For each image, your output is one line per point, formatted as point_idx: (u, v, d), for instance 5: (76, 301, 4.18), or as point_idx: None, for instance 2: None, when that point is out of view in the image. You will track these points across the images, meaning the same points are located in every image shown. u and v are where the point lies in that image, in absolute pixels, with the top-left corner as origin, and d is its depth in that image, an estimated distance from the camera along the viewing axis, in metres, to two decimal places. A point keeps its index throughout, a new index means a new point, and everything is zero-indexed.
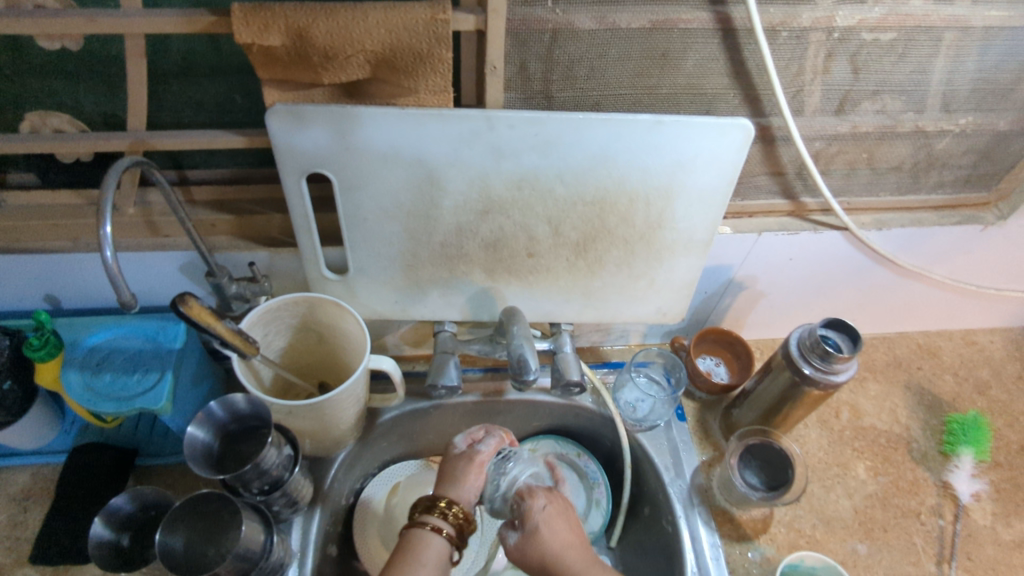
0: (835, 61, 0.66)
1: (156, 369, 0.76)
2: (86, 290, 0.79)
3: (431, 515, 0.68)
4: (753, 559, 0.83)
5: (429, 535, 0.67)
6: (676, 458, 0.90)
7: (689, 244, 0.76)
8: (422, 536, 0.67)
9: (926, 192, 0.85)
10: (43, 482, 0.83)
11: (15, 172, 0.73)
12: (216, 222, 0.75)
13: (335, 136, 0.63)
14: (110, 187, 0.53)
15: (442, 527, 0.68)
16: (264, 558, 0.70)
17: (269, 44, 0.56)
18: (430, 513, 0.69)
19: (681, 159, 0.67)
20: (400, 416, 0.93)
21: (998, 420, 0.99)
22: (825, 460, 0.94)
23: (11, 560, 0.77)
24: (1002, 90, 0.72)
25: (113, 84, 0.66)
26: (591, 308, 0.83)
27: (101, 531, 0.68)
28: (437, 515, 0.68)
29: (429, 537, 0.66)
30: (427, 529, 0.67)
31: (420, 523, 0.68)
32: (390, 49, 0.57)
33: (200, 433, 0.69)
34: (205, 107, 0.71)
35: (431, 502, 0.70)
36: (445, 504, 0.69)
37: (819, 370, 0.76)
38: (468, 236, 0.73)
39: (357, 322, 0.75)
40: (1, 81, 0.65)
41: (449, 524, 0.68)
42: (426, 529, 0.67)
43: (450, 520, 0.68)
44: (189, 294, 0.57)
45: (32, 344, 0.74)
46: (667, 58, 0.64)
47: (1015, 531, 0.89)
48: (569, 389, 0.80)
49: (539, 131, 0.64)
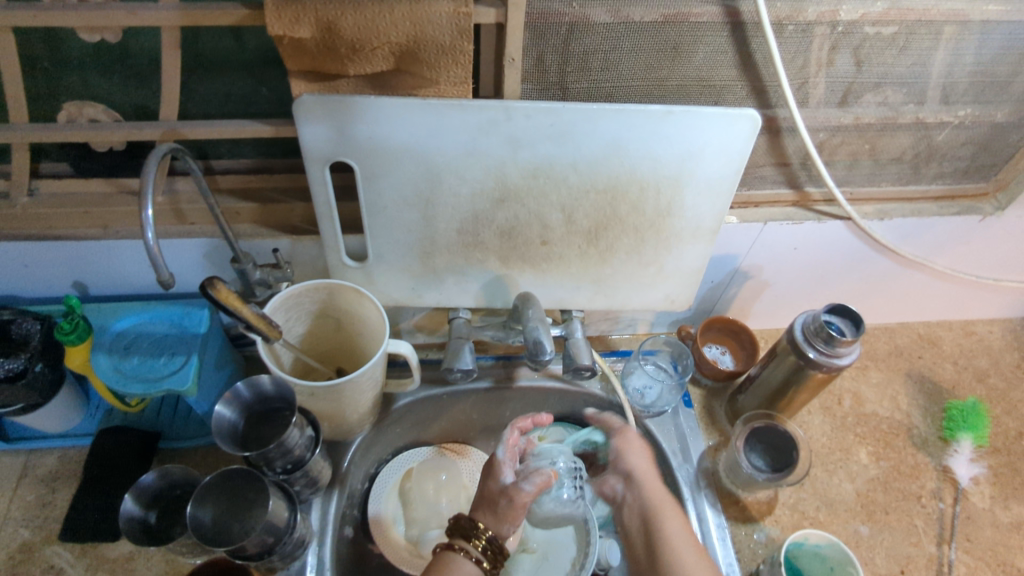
0: (839, 53, 0.69)
1: (182, 353, 0.78)
2: (115, 276, 0.82)
3: (467, 542, 0.69)
4: (759, 539, 0.86)
5: (460, 562, 0.67)
6: (684, 443, 0.93)
7: (697, 232, 0.78)
8: (457, 565, 0.67)
9: (926, 182, 0.87)
10: (70, 463, 0.86)
11: (47, 162, 0.76)
12: (241, 210, 0.78)
13: (357, 126, 0.66)
14: (150, 172, 0.56)
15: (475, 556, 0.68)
16: (288, 534, 0.73)
17: (299, 36, 0.59)
18: (462, 539, 0.69)
19: (690, 149, 0.70)
20: (415, 402, 0.95)
21: (997, 407, 1.02)
22: (828, 445, 0.96)
23: (41, 538, 0.80)
24: (1000, 82, 0.74)
25: (145, 76, 0.69)
26: (602, 294, 0.86)
27: (132, 507, 0.70)
28: (472, 544, 0.68)
29: (460, 562, 0.67)
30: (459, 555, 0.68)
31: (454, 548, 0.68)
32: (414, 42, 0.60)
33: (226, 412, 0.72)
34: (232, 99, 0.74)
35: (467, 526, 0.70)
36: (480, 533, 0.69)
37: (823, 353, 0.79)
38: (484, 224, 0.76)
39: (376, 306, 0.77)
40: (40, 75, 0.68)
41: (482, 555, 0.68)
42: (460, 556, 0.68)
43: (483, 552, 0.68)
44: (218, 278, 0.60)
45: (63, 328, 0.76)
46: (678, 51, 0.67)
47: (1013, 513, 0.91)
48: (580, 373, 0.82)
49: (554, 121, 0.66)
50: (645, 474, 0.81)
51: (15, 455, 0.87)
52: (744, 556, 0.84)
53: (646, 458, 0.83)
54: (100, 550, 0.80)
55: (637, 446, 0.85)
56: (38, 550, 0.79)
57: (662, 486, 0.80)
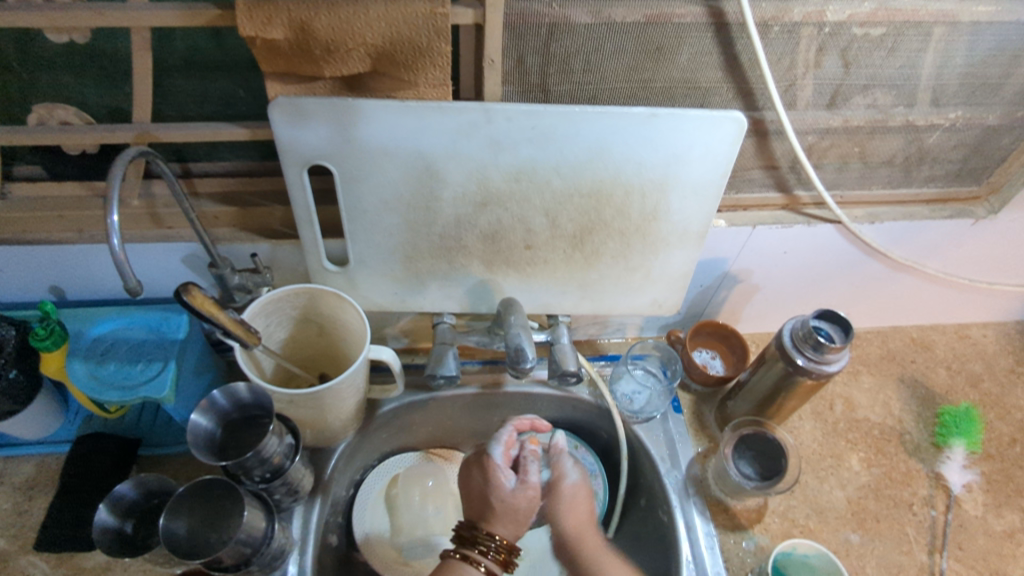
0: (826, 55, 0.67)
1: (160, 359, 0.77)
2: (92, 280, 0.81)
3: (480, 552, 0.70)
4: (747, 548, 0.84)
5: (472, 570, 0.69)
6: (672, 449, 0.92)
7: (683, 236, 0.77)
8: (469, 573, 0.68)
9: (917, 186, 0.86)
10: (48, 470, 0.85)
11: (20, 166, 0.75)
12: (219, 213, 0.77)
13: (334, 128, 0.64)
14: (116, 177, 0.54)
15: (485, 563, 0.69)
16: (266, 545, 0.71)
17: (272, 37, 0.57)
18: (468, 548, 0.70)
19: (675, 152, 0.69)
20: (400, 407, 0.94)
21: (990, 412, 1.00)
22: (819, 451, 0.95)
23: (16, 547, 0.79)
24: (991, 84, 0.73)
25: (119, 77, 0.68)
26: (588, 299, 0.84)
27: (106, 517, 0.69)
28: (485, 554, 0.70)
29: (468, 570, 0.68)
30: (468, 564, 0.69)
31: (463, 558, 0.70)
32: (390, 42, 0.59)
33: (203, 420, 0.70)
34: (209, 101, 0.72)
35: (471, 533, 0.72)
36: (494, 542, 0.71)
37: (812, 360, 0.77)
38: (467, 228, 0.74)
39: (357, 312, 0.76)
40: (11, 77, 0.67)
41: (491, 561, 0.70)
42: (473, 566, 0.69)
43: (493, 556, 0.70)
44: (192, 284, 0.58)
45: (38, 335, 0.75)
46: (662, 52, 0.65)
47: (1006, 521, 0.90)
48: (566, 379, 0.81)
49: (536, 124, 0.65)
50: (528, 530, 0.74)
51: None
52: (733, 565, 0.83)
53: (586, 508, 0.87)
54: (76, 559, 0.78)
55: (580, 494, 0.87)
56: (13, 560, 0.78)
57: (595, 533, 0.86)
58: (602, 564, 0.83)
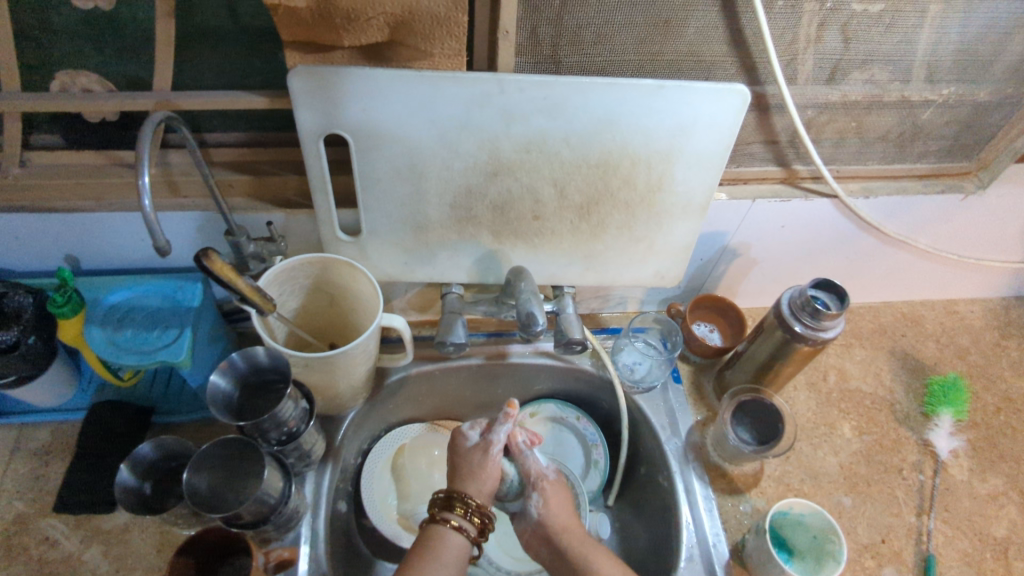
0: (827, 30, 0.70)
1: (176, 326, 0.79)
2: (106, 248, 0.82)
3: (450, 513, 0.74)
4: (745, 510, 0.88)
5: (447, 531, 0.72)
6: (672, 418, 0.95)
7: (687, 208, 0.79)
8: (438, 530, 0.73)
9: (911, 161, 0.89)
10: (64, 437, 0.87)
11: (39, 134, 0.75)
12: (234, 182, 0.78)
13: (352, 99, 0.66)
14: (145, 142, 0.56)
15: (458, 522, 0.73)
16: (283, 505, 0.74)
17: (294, 5, 0.59)
18: (448, 510, 0.74)
19: (681, 124, 0.71)
20: (407, 377, 0.96)
21: (977, 383, 1.04)
22: (813, 420, 0.98)
23: (34, 510, 0.80)
24: (983, 61, 0.76)
25: (138, 47, 0.70)
26: (593, 270, 0.87)
27: (127, 478, 0.71)
28: (456, 512, 0.74)
29: (447, 532, 0.72)
30: (443, 522, 0.73)
31: (440, 519, 0.74)
32: (410, 12, 0.61)
33: (221, 383, 0.72)
34: (225, 72, 0.74)
35: (451, 498, 0.75)
36: (460, 501, 0.74)
37: (809, 327, 0.80)
38: (477, 198, 0.77)
39: (370, 280, 0.78)
40: (30, 44, 0.68)
41: (465, 519, 0.73)
42: (445, 525, 0.73)
43: (467, 516, 0.74)
44: (212, 249, 0.60)
45: (56, 301, 0.77)
46: (670, 25, 0.68)
47: (990, 485, 0.94)
48: (571, 347, 0.83)
49: (547, 94, 0.67)
50: (568, 526, 0.78)
51: (8, 428, 0.87)
52: (731, 526, 0.86)
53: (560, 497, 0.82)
54: (94, 522, 0.80)
55: (559, 490, 0.83)
56: (31, 522, 0.79)
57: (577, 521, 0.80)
58: (589, 553, 0.75)
